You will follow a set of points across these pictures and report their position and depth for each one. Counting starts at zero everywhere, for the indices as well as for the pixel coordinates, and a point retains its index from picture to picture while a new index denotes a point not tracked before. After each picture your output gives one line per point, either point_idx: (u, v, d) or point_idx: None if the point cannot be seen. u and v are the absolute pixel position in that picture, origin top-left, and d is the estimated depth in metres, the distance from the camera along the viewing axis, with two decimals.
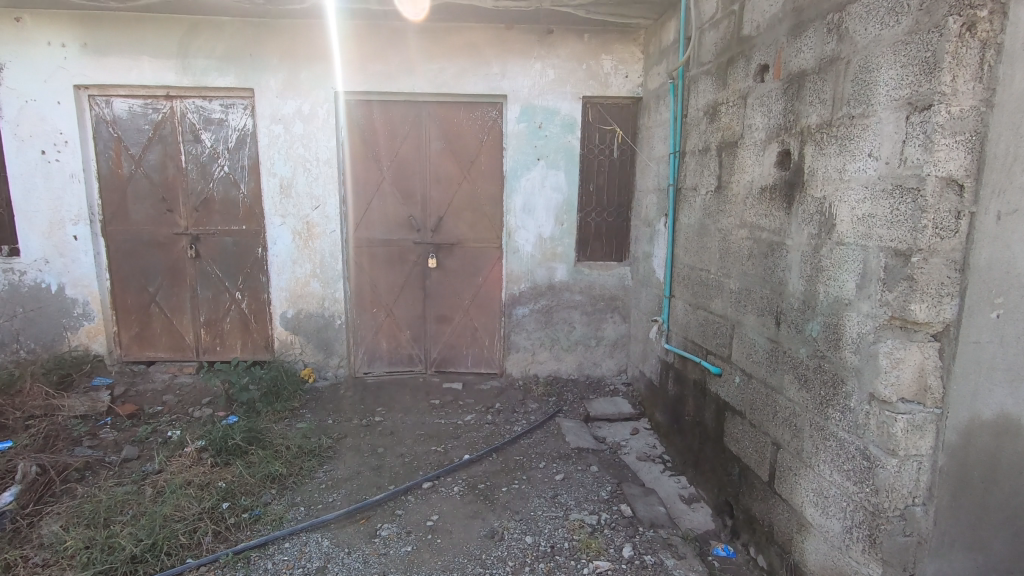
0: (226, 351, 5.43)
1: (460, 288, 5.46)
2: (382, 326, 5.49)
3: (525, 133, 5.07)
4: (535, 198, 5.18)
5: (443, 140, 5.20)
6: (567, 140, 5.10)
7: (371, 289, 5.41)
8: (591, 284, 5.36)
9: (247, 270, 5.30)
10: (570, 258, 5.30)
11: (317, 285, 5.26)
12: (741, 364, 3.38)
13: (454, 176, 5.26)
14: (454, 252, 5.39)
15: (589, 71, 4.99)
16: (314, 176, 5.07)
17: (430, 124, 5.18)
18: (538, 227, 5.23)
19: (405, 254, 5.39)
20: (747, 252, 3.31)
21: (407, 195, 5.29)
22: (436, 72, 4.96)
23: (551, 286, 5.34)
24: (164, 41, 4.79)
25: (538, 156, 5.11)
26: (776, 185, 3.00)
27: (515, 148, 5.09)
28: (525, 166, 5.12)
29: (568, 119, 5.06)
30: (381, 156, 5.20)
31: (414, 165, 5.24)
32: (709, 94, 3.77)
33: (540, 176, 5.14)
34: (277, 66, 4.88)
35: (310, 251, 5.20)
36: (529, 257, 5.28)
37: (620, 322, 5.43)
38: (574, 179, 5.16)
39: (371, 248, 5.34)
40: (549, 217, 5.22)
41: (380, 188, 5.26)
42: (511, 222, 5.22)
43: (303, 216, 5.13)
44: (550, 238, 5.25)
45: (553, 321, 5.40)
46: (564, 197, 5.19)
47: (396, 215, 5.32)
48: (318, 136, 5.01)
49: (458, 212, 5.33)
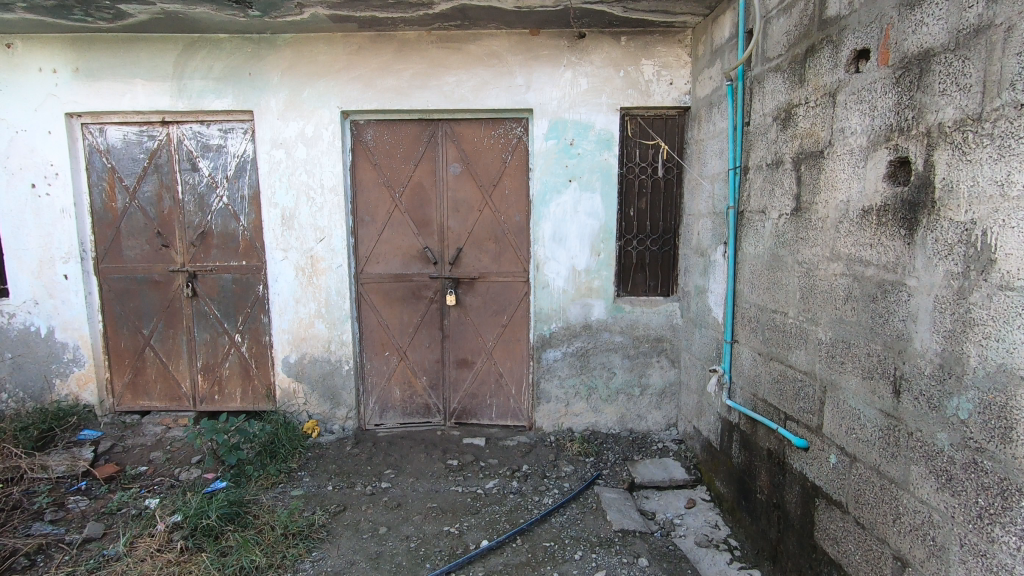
0: (224, 400, 4.90)
1: (483, 329, 4.80)
2: (395, 372, 4.88)
3: (555, 152, 4.42)
4: (566, 225, 4.50)
5: (462, 162, 4.62)
6: (604, 159, 4.42)
7: (383, 331, 4.82)
8: (634, 323, 4.60)
9: (247, 310, 4.78)
10: (609, 293, 4.58)
11: (322, 327, 4.69)
12: (839, 440, 2.57)
13: (475, 202, 4.66)
14: (475, 288, 4.75)
15: (627, 79, 4.33)
16: (319, 205, 4.54)
17: (447, 145, 4.61)
18: (570, 258, 4.54)
19: (420, 291, 4.78)
20: (844, 293, 2.52)
21: (422, 224, 4.71)
22: (452, 86, 4.40)
23: (587, 325, 4.62)
24: (158, 62, 4.40)
25: (570, 177, 4.44)
26: (888, 205, 2.24)
27: (543, 168, 4.43)
28: (555, 189, 4.46)
29: (605, 134, 4.40)
30: (393, 182, 4.65)
31: (430, 191, 4.67)
32: (780, 95, 3.05)
33: (572, 200, 4.46)
34: (278, 85, 4.42)
35: (314, 289, 4.65)
36: (560, 293, 4.58)
37: (668, 368, 4.65)
38: (612, 202, 4.47)
39: (383, 284, 4.76)
40: (583, 247, 4.53)
41: (392, 217, 4.70)
42: (539, 253, 4.53)
43: (307, 250, 4.60)
44: (585, 271, 4.55)
45: (590, 366, 4.66)
46: (600, 224, 4.49)
47: (410, 247, 4.73)
48: (323, 161, 4.49)
49: (480, 242, 4.70)
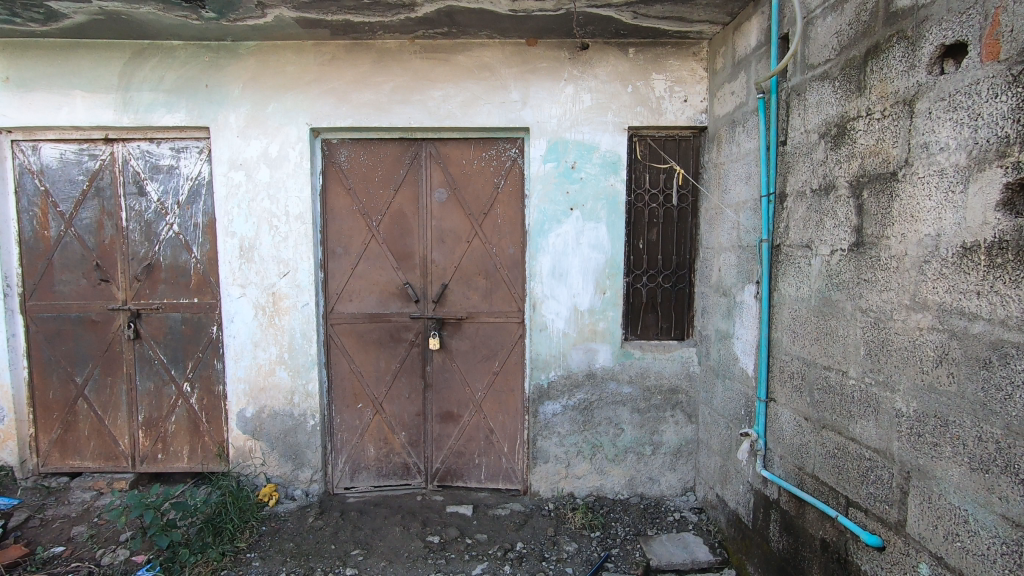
0: (169, 460, 4.21)
1: (470, 377, 4.18)
2: (369, 428, 4.22)
3: (554, 175, 3.88)
4: (567, 258, 3.93)
5: (448, 187, 4.07)
6: (610, 184, 3.89)
7: (357, 380, 4.18)
8: (645, 372, 4.00)
9: (199, 354, 4.14)
10: (616, 337, 3.99)
11: (285, 375, 4.04)
12: (933, 546, 1.97)
13: (463, 233, 4.09)
14: (462, 330, 4.15)
15: (636, 94, 3.83)
16: (283, 234, 3.95)
17: (431, 167, 4.06)
18: (572, 297, 3.97)
19: (400, 333, 4.17)
20: (935, 354, 1.95)
21: (403, 257, 4.13)
22: (438, 101, 3.87)
23: (591, 374, 4.01)
24: (101, 72, 3.85)
25: (571, 204, 3.90)
26: (1007, 242, 1.69)
27: (541, 194, 3.89)
28: (555, 218, 3.91)
29: (610, 156, 3.87)
30: (370, 209, 4.09)
31: (411, 219, 4.10)
32: (829, 108, 2.53)
33: (573, 230, 3.91)
34: (238, 98, 3.88)
35: (275, 330, 4.02)
36: (560, 336, 3.99)
37: (684, 424, 4.03)
38: (620, 233, 3.92)
39: (357, 325, 4.15)
40: (586, 283, 3.96)
41: (368, 249, 4.12)
42: (536, 291, 3.96)
43: (269, 286, 3.99)
44: (588, 310, 3.97)
45: (594, 421, 4.04)
46: (606, 257, 3.93)
47: (388, 283, 4.14)
48: (289, 184, 3.92)
49: (468, 277, 4.12)
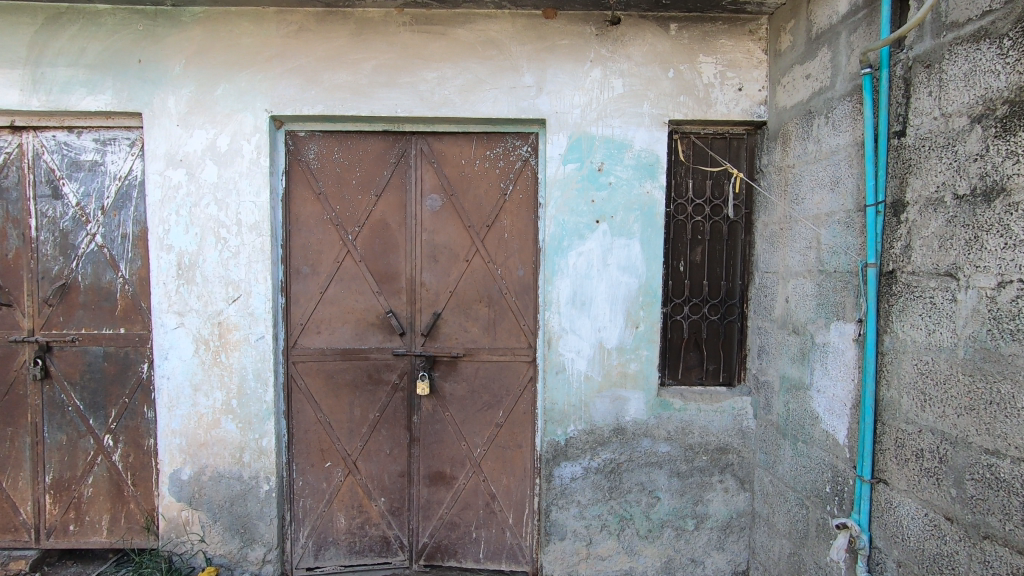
0: (84, 533, 3.33)
1: (468, 430, 3.35)
2: (338, 493, 3.36)
3: (576, 179, 3.11)
4: (591, 283, 3.14)
5: (443, 194, 3.28)
6: (645, 191, 3.11)
7: (325, 433, 3.33)
8: (688, 426, 3.19)
9: (124, 399, 3.28)
10: (650, 383, 3.18)
11: (232, 427, 3.19)
12: None
13: (461, 250, 3.30)
14: (458, 370, 3.33)
15: (679, 81, 3.09)
16: (233, 249, 3.13)
17: (423, 169, 3.28)
18: (596, 331, 3.16)
19: (380, 374, 3.34)
20: None
21: (385, 280, 3.31)
22: (432, 84, 3.09)
23: (619, 428, 3.20)
24: (5, 41, 3.03)
25: (596, 215, 3.12)
26: None
27: (560, 202, 3.11)
28: (576, 233, 3.12)
29: (646, 156, 3.11)
30: (345, 220, 3.28)
31: (396, 232, 3.30)
32: (991, 81, 1.79)
33: (599, 247, 3.13)
34: (180, 78, 3.08)
35: (221, 371, 3.17)
36: (581, 381, 3.18)
37: (735, 492, 3.22)
38: (657, 253, 3.13)
39: (326, 363, 3.31)
40: (614, 314, 3.16)
41: (341, 268, 3.30)
42: (551, 323, 3.15)
43: (214, 314, 3.15)
44: (616, 349, 3.17)
45: (623, 487, 3.21)
46: (640, 282, 3.14)
47: (367, 312, 3.32)
48: (241, 186, 3.11)
49: (467, 305, 3.31)
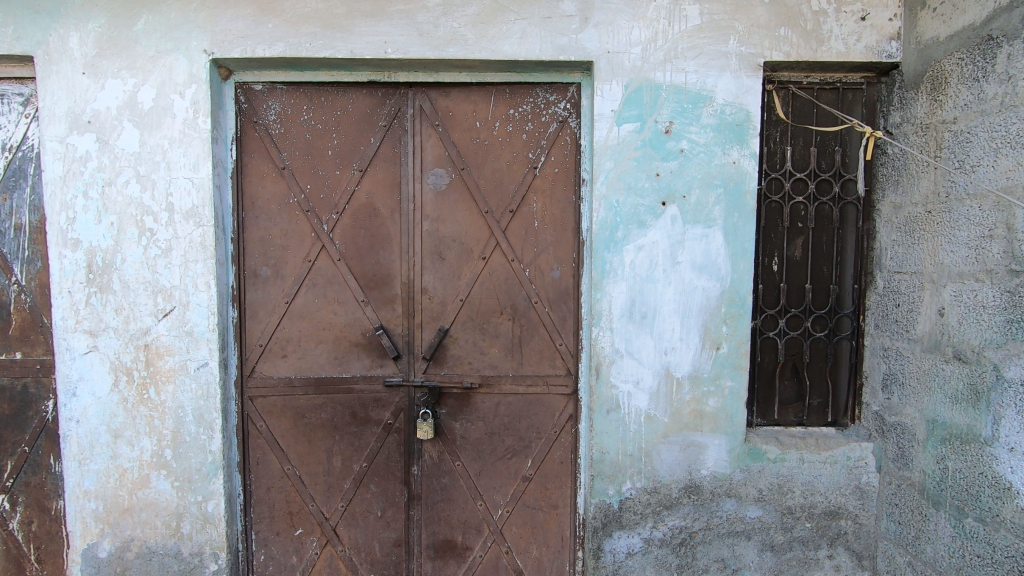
0: None
1: (486, 485, 2.51)
2: (313, 571, 2.52)
3: (635, 144, 2.25)
4: (655, 289, 2.29)
5: (451, 169, 2.43)
6: (729, 161, 2.26)
7: (294, 492, 2.49)
8: (786, 484, 2.34)
9: (23, 448, 2.43)
10: (735, 426, 2.33)
11: (166, 487, 2.34)
12: None
13: (475, 244, 2.44)
14: (472, 406, 2.49)
15: (778, 7, 2.22)
16: (162, 245, 2.27)
17: (423, 135, 2.43)
18: (660, 354, 2.31)
19: (368, 412, 2.49)
20: None
21: (374, 285, 2.47)
22: (435, 14, 2.23)
23: (693, 486, 2.34)
24: None
25: (661, 194, 2.26)
26: None
27: (613, 177, 2.26)
28: (634, 220, 2.27)
29: (733, 113, 2.25)
30: (318, 205, 2.43)
31: (388, 221, 2.45)
32: None
33: (667, 239, 2.28)
34: (85, 7, 2.22)
35: (151, 412, 2.32)
36: (641, 423, 2.33)
37: (850, 572, 2.37)
38: (745, 246, 2.28)
39: (295, 398, 2.46)
40: (686, 332, 2.31)
41: (314, 270, 2.45)
42: (602, 343, 2.30)
43: (138, 335, 2.30)
44: (687, 379, 2.32)
45: (698, 566, 2.36)
46: (721, 288, 2.29)
47: (349, 328, 2.47)
48: (173, 157, 2.25)
49: (483, 319, 2.46)
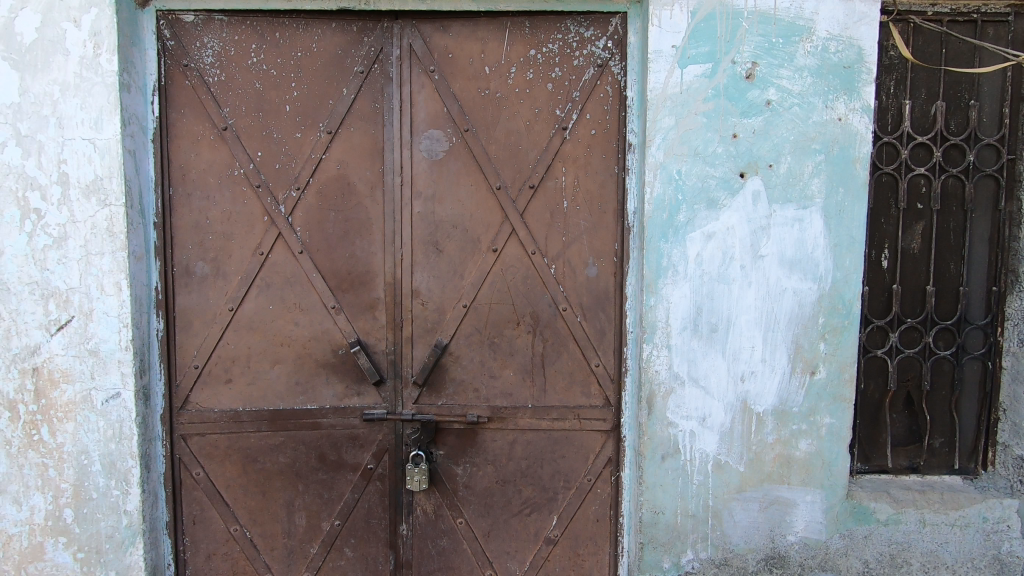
0: None
1: (497, 550, 1.91)
2: None
3: (704, 94, 1.65)
4: (729, 292, 1.69)
5: (451, 130, 1.82)
6: (834, 116, 1.64)
7: (245, 559, 1.88)
8: (901, 554, 1.75)
9: None
10: (834, 477, 1.72)
11: (66, 560, 1.72)
12: None
13: (483, 231, 1.83)
14: (480, 447, 1.89)
15: None
16: (54, 232, 1.64)
17: (413, 85, 1.81)
18: (735, 381, 1.71)
19: (341, 454, 1.88)
20: None
21: (348, 287, 1.85)
22: None
23: (776, 558, 1.75)
24: None
25: (739, 163, 1.66)
26: None
27: (673, 139, 1.65)
28: (702, 197, 1.66)
29: (841, 50, 1.63)
30: (273, 178, 1.81)
31: (367, 201, 1.84)
32: None
33: (746, 224, 1.67)
34: None
35: (43, 459, 1.69)
36: (708, 473, 1.73)
37: None
38: (853, 234, 1.67)
39: (243, 437, 1.85)
40: (770, 351, 1.70)
41: (268, 266, 1.83)
42: (656, 365, 1.70)
43: (24, 355, 1.67)
44: (770, 414, 1.72)
45: None
46: (819, 291, 1.68)
47: (315, 344, 1.86)
48: (67, 110, 1.62)
49: (494, 332, 1.85)
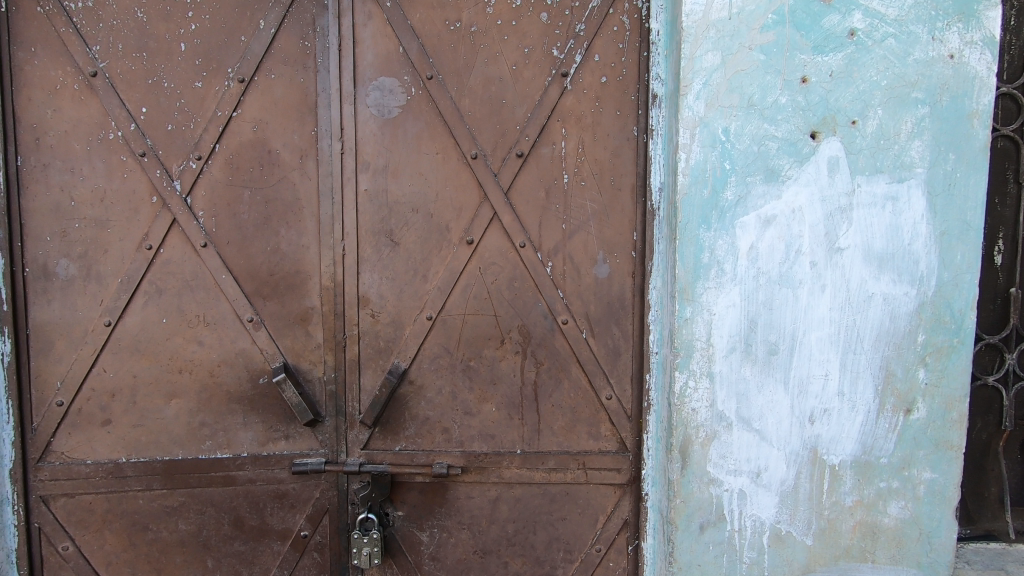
0: None
1: None
2: None
3: (762, 20, 1.17)
4: (795, 299, 1.21)
5: (409, 78, 1.33)
6: (943, 53, 1.17)
7: None
8: None
9: None
10: (935, 553, 1.25)
11: None
12: None
13: (454, 217, 1.35)
14: (451, 506, 1.40)
15: None
16: None
17: (357, 16, 1.32)
18: (801, 422, 1.24)
19: (264, 519, 1.40)
20: None
21: (270, 293, 1.36)
22: None
23: None
24: None
25: (809, 119, 1.18)
26: None
27: (718, 84, 1.17)
28: (758, 166, 1.19)
29: None
30: (163, 144, 1.32)
31: (295, 176, 1.34)
32: None
33: (819, 204, 1.20)
34: None
35: None
36: (763, 548, 1.26)
37: None
38: (968, 219, 1.19)
39: (128, 498, 1.36)
40: (849, 382, 1.23)
41: (159, 265, 1.34)
42: (694, 400, 1.23)
43: None
44: (848, 467, 1.25)
45: None
46: (920, 298, 1.21)
47: (226, 370, 1.36)
48: None
49: (470, 352, 1.37)
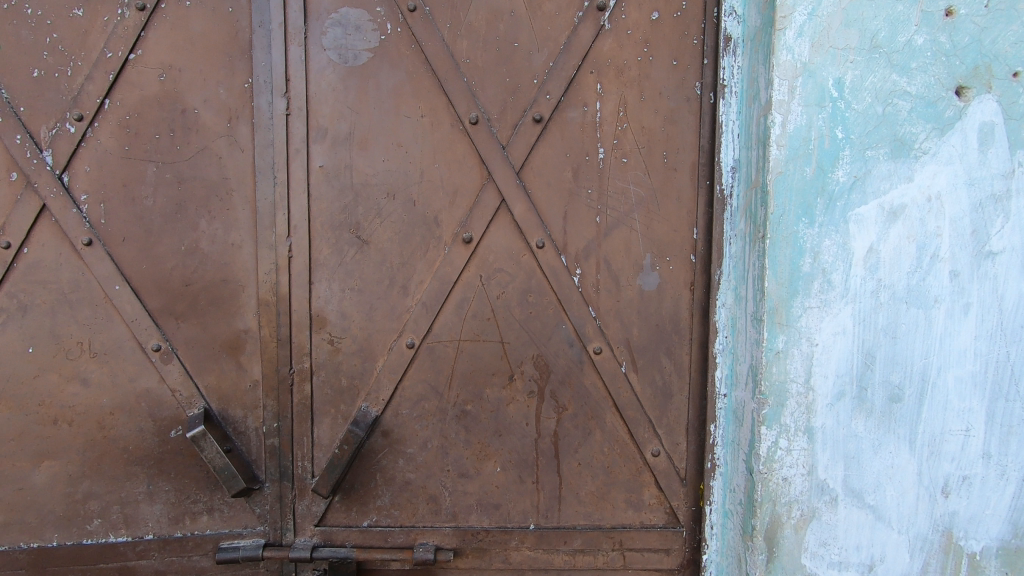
0: None
1: None
2: None
3: None
4: (928, 323, 0.86)
5: (383, 11, 0.95)
6: None
7: None
8: None
9: None
10: None
11: None
12: None
13: (445, 205, 0.97)
14: None
15: None
16: None
17: None
18: (931, 496, 0.88)
19: None
20: None
21: (185, 311, 0.97)
22: None
23: None
24: None
25: (953, 68, 0.83)
26: None
27: (828, 15, 0.82)
28: (882, 136, 0.83)
29: None
30: (28, 97, 0.92)
31: (221, 146, 0.95)
32: None
33: (966, 189, 0.84)
34: None
35: None
36: None
37: None
38: None
39: None
40: (999, 440, 0.87)
41: (22, 271, 0.94)
42: (785, 465, 0.87)
43: None
44: (994, 557, 0.89)
45: None
46: None
47: (122, 419, 0.97)
48: None
49: (466, 392, 0.99)
